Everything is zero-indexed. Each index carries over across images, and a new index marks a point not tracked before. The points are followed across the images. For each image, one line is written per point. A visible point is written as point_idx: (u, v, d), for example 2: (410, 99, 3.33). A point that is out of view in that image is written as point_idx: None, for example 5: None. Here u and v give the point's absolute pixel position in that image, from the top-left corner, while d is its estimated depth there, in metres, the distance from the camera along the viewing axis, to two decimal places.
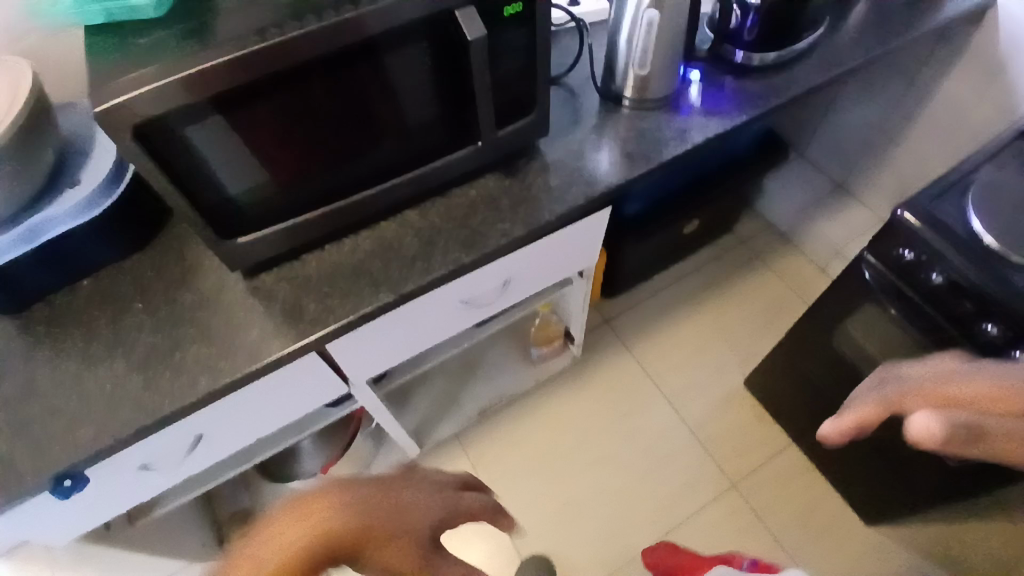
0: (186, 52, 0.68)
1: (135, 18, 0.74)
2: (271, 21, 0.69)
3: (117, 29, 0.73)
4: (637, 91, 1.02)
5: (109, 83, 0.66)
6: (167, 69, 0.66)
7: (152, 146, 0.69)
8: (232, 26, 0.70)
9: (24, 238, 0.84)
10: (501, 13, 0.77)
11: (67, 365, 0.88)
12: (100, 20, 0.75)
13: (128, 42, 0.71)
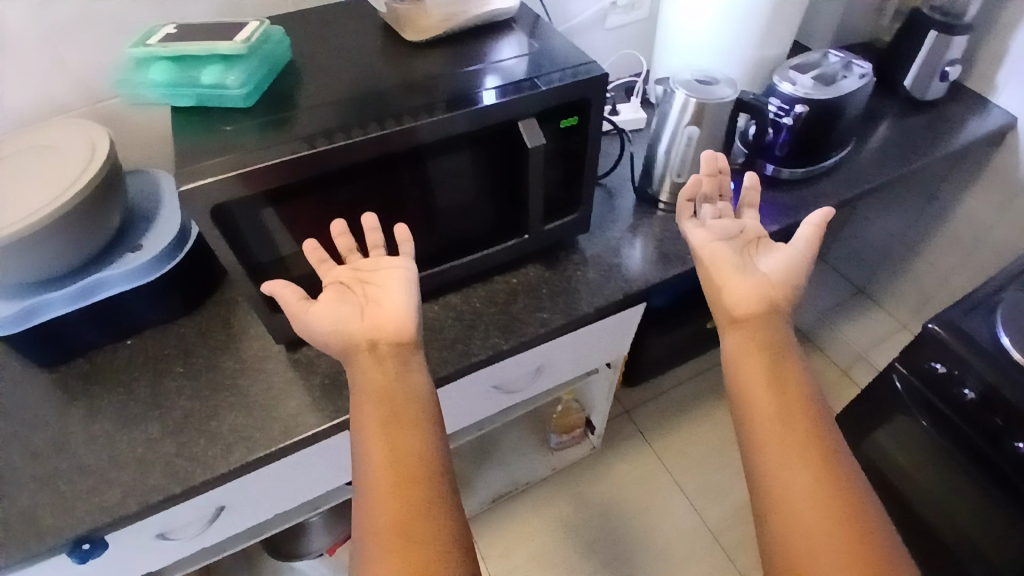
0: (269, 142, 0.74)
1: (226, 105, 0.77)
2: (350, 120, 0.76)
3: (206, 112, 0.78)
4: (672, 196, 1.07)
5: (196, 165, 0.71)
6: (252, 156, 0.72)
7: (226, 224, 0.74)
8: (313, 121, 0.76)
9: (76, 294, 0.87)
10: (558, 123, 0.84)
11: (101, 423, 0.89)
12: (190, 103, 0.78)
13: (213, 124, 0.77)
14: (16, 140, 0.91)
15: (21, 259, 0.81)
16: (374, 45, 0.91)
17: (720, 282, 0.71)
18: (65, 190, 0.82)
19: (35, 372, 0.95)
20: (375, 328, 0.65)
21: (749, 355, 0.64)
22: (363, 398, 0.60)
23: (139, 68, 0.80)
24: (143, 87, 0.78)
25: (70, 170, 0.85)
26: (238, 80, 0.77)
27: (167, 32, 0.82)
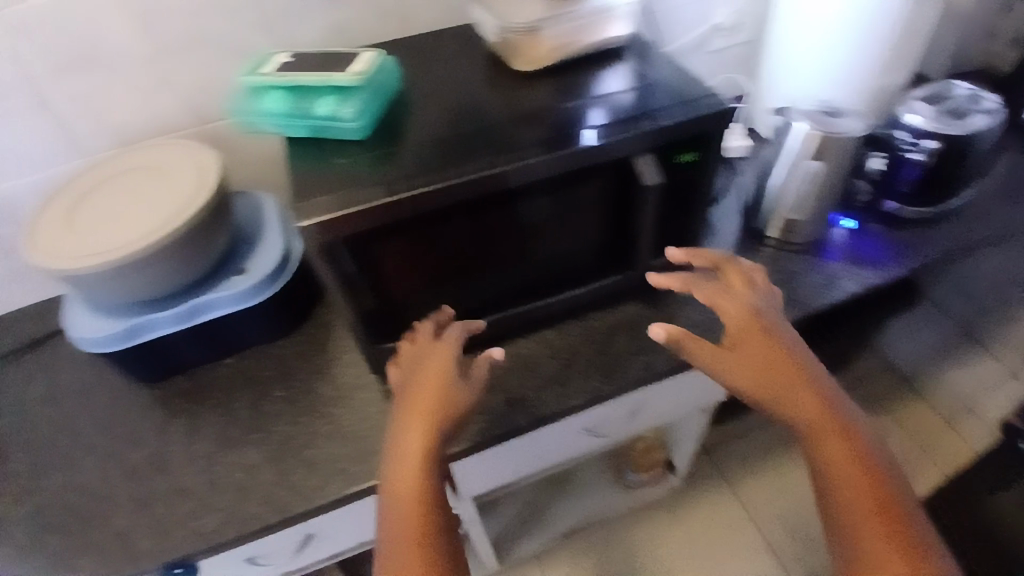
0: (385, 176, 0.73)
1: (339, 137, 0.77)
2: (465, 155, 0.75)
3: (320, 142, 0.78)
4: (783, 232, 1.02)
5: (314, 200, 0.71)
6: (369, 193, 0.71)
7: (337, 258, 0.73)
8: (428, 157, 0.75)
9: (181, 315, 0.89)
10: (676, 158, 0.80)
11: (199, 445, 0.90)
12: (304, 134, 0.78)
13: (328, 155, 0.76)
14: (131, 157, 0.93)
15: (134, 280, 0.82)
16: (483, 74, 0.89)
17: (732, 371, 0.72)
18: (178, 213, 0.83)
19: (138, 389, 0.97)
20: (435, 399, 0.69)
21: (822, 432, 0.66)
22: (406, 464, 0.65)
23: (253, 96, 0.79)
24: (257, 118, 0.78)
25: (183, 193, 0.86)
26: (351, 112, 0.76)
27: (280, 57, 0.81)
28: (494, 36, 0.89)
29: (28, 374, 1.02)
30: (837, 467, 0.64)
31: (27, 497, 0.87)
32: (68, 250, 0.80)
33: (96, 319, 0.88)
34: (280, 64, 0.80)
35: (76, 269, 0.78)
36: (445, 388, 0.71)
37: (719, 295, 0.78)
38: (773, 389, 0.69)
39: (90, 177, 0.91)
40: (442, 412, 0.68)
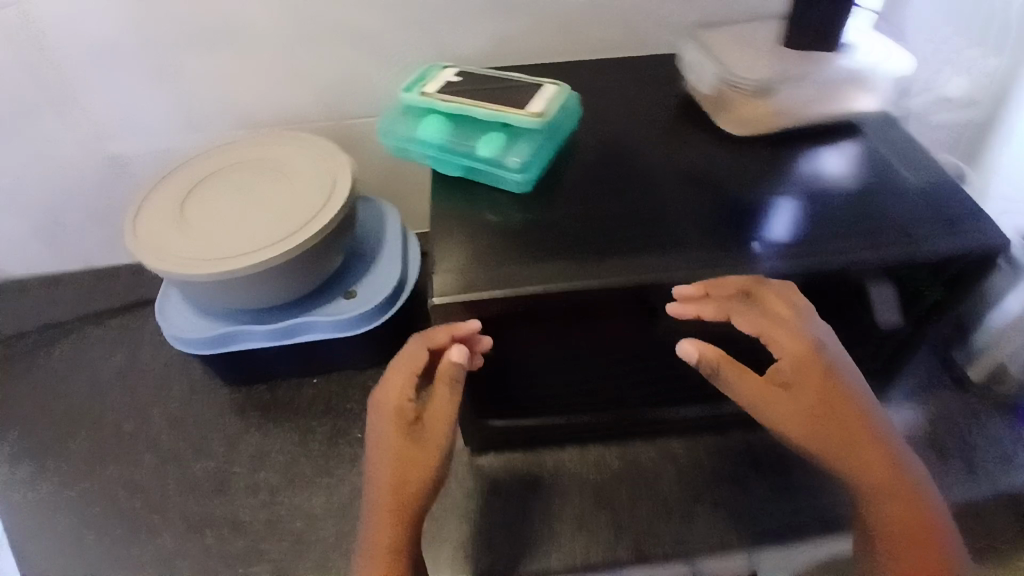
0: (547, 253, 0.59)
1: (495, 185, 0.65)
2: (649, 243, 0.60)
3: (474, 187, 0.65)
4: (990, 377, 0.84)
5: (454, 268, 0.59)
6: (521, 275, 0.57)
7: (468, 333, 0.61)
8: (599, 238, 0.60)
9: (278, 333, 0.80)
10: (913, 293, 0.61)
11: (264, 474, 0.81)
12: (455, 171, 0.66)
13: (481, 206, 0.64)
14: (260, 148, 0.85)
15: (239, 294, 0.74)
16: (673, 126, 0.73)
17: (784, 423, 0.56)
18: (297, 230, 0.73)
19: (215, 388, 0.90)
20: (405, 480, 0.55)
21: (886, 492, 0.55)
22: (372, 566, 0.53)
23: (410, 116, 0.69)
24: (408, 143, 0.67)
25: (305, 205, 0.76)
26: (520, 161, 0.63)
27: (449, 73, 0.70)
28: (706, 86, 0.73)
29: (114, 341, 0.97)
30: (898, 534, 0.55)
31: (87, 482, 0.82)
32: (172, 247, 0.71)
33: (191, 317, 0.81)
34: (448, 83, 0.68)
35: (176, 273, 0.70)
36: (410, 457, 0.56)
37: (768, 322, 0.57)
38: (833, 445, 0.55)
39: (213, 160, 0.83)
40: (411, 493, 0.55)
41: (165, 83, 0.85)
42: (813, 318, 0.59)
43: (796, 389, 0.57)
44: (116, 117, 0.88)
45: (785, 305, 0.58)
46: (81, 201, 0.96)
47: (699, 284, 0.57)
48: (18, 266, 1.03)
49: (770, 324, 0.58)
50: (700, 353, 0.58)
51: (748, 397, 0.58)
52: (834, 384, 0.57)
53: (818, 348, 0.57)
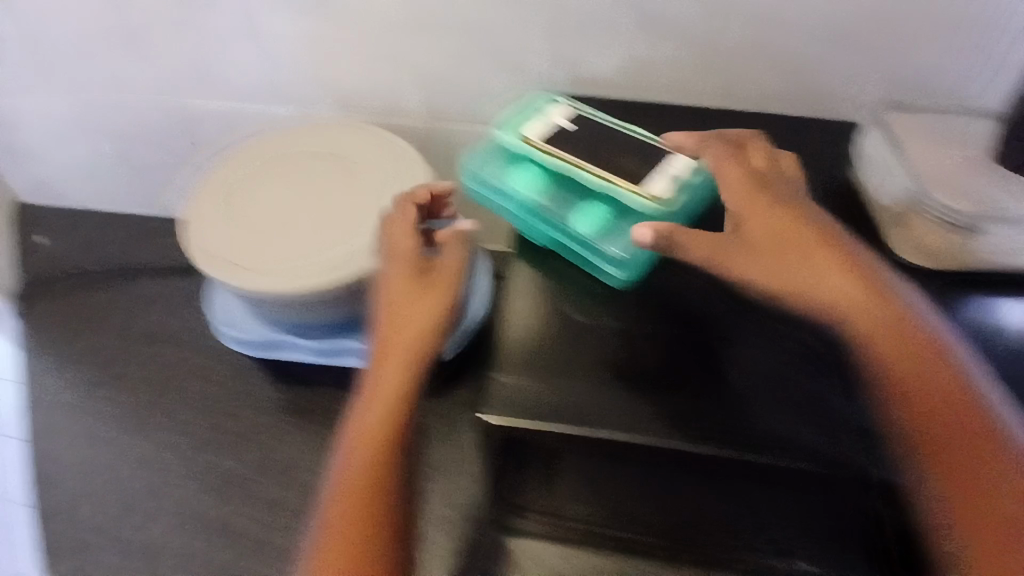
0: (615, 385, 0.50)
1: (586, 271, 0.56)
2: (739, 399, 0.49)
3: (560, 267, 0.57)
4: None
5: (518, 380, 0.50)
6: (596, 415, 0.49)
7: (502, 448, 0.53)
8: (681, 381, 0.50)
9: (320, 350, 0.76)
10: None
11: (279, 491, 0.78)
12: (542, 242, 0.58)
13: (560, 298, 0.55)
14: (335, 138, 0.75)
15: (282, 311, 0.71)
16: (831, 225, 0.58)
17: (760, 277, 0.49)
18: (352, 255, 0.66)
19: (251, 378, 0.86)
20: (411, 332, 0.54)
21: (882, 331, 0.47)
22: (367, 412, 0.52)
23: (506, 161, 0.60)
24: (499, 194, 0.58)
25: (366, 227, 0.68)
26: (626, 252, 0.54)
27: (564, 114, 0.59)
28: (893, 196, 0.57)
29: (168, 299, 0.95)
30: (917, 406, 0.45)
31: (112, 451, 0.82)
32: (223, 248, 0.67)
33: (242, 309, 0.78)
34: (558, 130, 0.58)
35: (218, 275, 0.65)
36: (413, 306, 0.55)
37: (729, 162, 0.55)
38: (819, 295, 0.48)
39: (284, 144, 0.75)
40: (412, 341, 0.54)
41: (248, 52, 0.77)
42: (792, 187, 0.54)
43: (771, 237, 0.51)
44: (195, 77, 0.81)
45: (762, 159, 0.56)
46: (155, 150, 0.92)
47: (684, 137, 0.57)
48: (90, 195, 1.02)
49: (731, 188, 0.53)
50: (657, 234, 0.50)
51: (708, 255, 0.50)
52: (805, 231, 0.50)
53: (796, 211, 0.52)
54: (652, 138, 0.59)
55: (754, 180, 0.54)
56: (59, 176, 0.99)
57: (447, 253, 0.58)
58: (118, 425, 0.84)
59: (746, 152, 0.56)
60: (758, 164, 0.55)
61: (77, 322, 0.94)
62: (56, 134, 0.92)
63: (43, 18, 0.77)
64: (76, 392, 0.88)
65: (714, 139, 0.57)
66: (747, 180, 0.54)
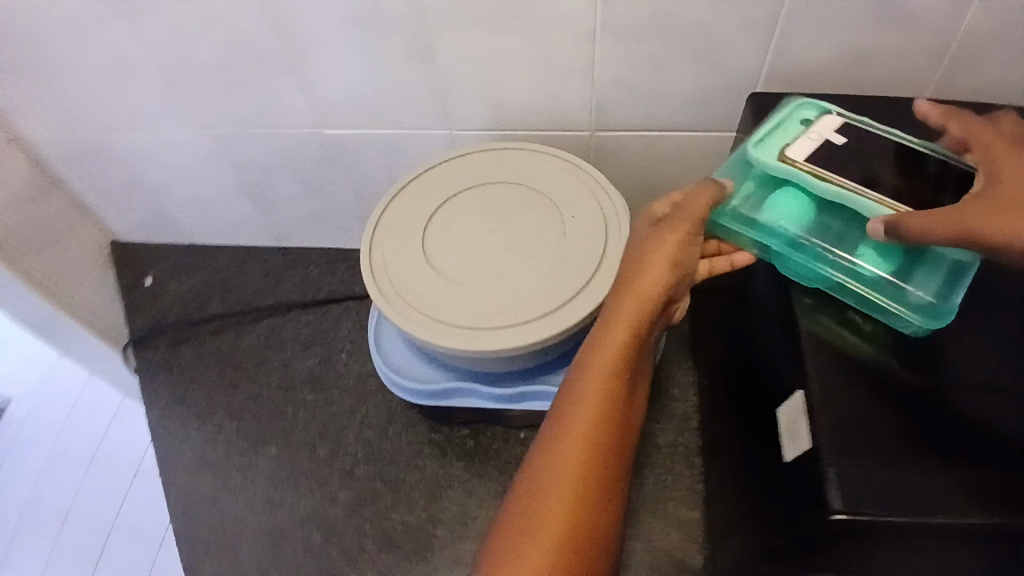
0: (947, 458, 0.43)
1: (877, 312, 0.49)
2: None
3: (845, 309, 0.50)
4: None
5: (865, 468, 0.43)
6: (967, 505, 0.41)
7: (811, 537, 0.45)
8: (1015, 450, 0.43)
9: (506, 396, 0.70)
10: None
11: (470, 546, 0.74)
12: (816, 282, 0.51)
13: (857, 347, 0.48)
14: (507, 168, 0.70)
15: (478, 359, 0.64)
16: None
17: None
18: (567, 301, 0.62)
19: (415, 419, 0.82)
20: (641, 289, 0.51)
21: None
22: (593, 369, 0.50)
23: (753, 182, 0.55)
24: (751, 226, 0.53)
25: (570, 265, 0.63)
26: (915, 295, 0.48)
27: (830, 126, 0.53)
28: None
29: (311, 337, 0.92)
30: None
31: (281, 508, 0.79)
32: (423, 303, 0.63)
33: (411, 356, 0.73)
34: (827, 146, 0.52)
35: (425, 336, 0.61)
36: (654, 255, 0.51)
37: (980, 136, 0.49)
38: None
39: (460, 172, 0.70)
40: (651, 291, 0.50)
41: (407, 71, 0.71)
42: None
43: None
44: (342, 102, 0.76)
45: (1013, 128, 0.49)
46: (291, 181, 0.88)
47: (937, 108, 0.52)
48: (217, 228, 0.99)
49: (1001, 166, 0.46)
50: (885, 225, 0.45)
51: (986, 223, 0.42)
52: None
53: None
54: (932, 149, 0.52)
55: (1005, 150, 0.47)
56: (186, 212, 0.96)
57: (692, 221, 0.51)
58: (280, 479, 0.81)
59: (994, 123, 0.50)
60: (1010, 131, 0.49)
61: (218, 369, 0.91)
62: (187, 168, 0.88)
63: (181, 48, 0.72)
64: (233, 445, 0.84)
65: (958, 112, 0.51)
66: (993, 153, 0.47)
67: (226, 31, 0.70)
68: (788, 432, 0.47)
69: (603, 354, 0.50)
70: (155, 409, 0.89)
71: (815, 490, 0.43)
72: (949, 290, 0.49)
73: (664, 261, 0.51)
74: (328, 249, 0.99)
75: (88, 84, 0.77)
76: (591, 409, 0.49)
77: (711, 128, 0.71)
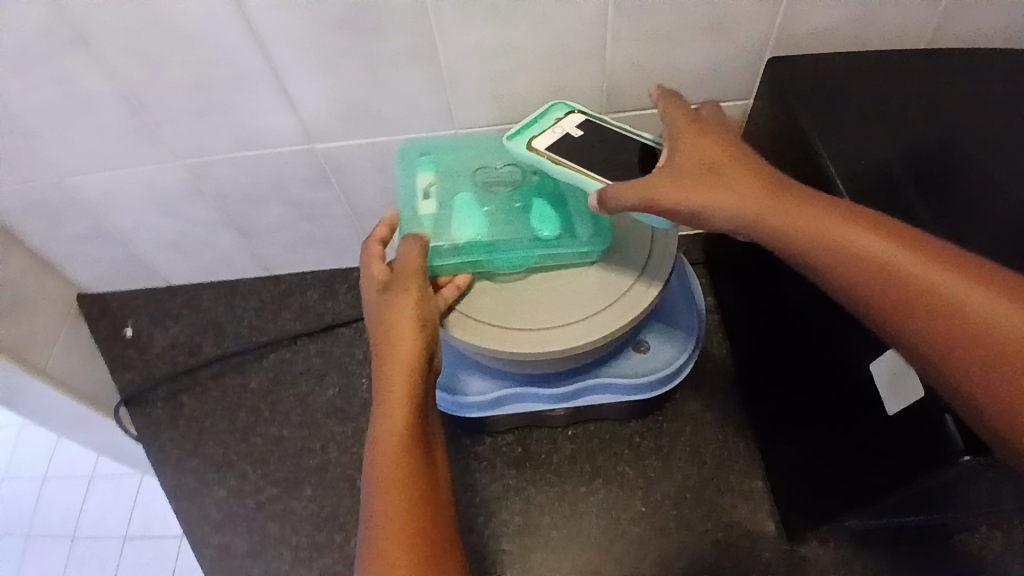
0: None
1: (579, 255, 0.60)
2: None
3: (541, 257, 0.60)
4: None
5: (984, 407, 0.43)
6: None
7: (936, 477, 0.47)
8: None
9: (562, 395, 0.69)
10: None
11: (540, 555, 0.71)
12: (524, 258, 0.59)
13: None
14: None
15: (540, 364, 0.62)
16: None
17: (720, 208, 0.46)
18: (607, 305, 0.58)
19: (455, 437, 0.78)
20: (401, 345, 0.52)
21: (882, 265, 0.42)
22: (382, 456, 0.49)
23: (434, 219, 0.61)
24: (456, 249, 0.59)
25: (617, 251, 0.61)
26: (585, 235, 0.60)
27: (568, 121, 0.60)
28: None
29: (322, 366, 0.86)
30: (956, 325, 0.41)
31: (333, 551, 0.75)
32: (469, 306, 0.59)
33: (454, 369, 0.70)
34: (566, 138, 0.59)
35: (485, 348, 0.57)
36: (398, 328, 0.52)
37: (682, 117, 0.52)
38: (792, 216, 0.45)
39: None
40: (407, 359, 0.51)
41: (408, 73, 0.66)
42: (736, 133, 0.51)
43: (719, 170, 0.48)
44: (335, 116, 0.70)
45: (706, 112, 0.53)
46: (279, 205, 0.82)
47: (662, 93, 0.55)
48: (196, 267, 0.91)
49: (685, 138, 0.51)
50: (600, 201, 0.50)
51: (661, 195, 0.47)
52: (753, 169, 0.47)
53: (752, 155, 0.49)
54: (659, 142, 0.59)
55: (690, 131, 0.51)
56: (161, 252, 0.88)
57: (414, 276, 0.55)
58: (324, 521, 0.76)
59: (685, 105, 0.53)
60: (704, 115, 0.53)
61: (226, 416, 0.84)
62: (161, 205, 0.81)
63: (146, 75, 0.65)
64: (262, 493, 0.79)
65: (666, 94, 0.54)
66: (682, 130, 0.51)
67: (202, 50, 0.63)
68: (889, 385, 0.48)
69: (387, 437, 0.50)
70: (164, 472, 0.82)
71: (941, 439, 0.44)
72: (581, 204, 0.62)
73: (413, 320, 0.53)
74: (323, 271, 0.94)
75: (39, 127, 0.69)
76: (395, 493, 0.48)
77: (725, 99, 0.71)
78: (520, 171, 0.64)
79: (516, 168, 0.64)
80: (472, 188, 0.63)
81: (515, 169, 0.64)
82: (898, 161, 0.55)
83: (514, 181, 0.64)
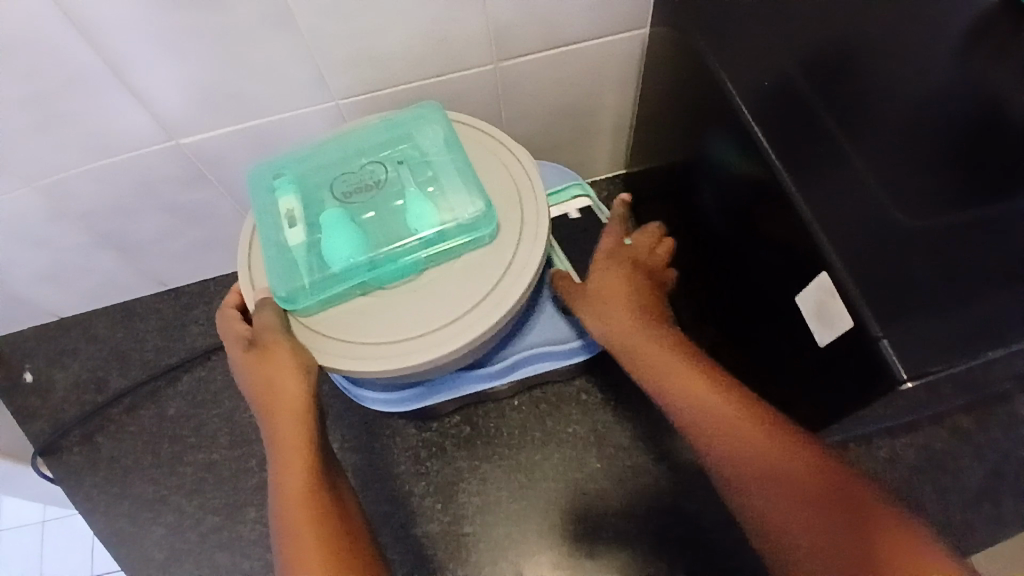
0: (974, 284, 0.43)
1: (467, 244, 0.53)
2: None
3: (427, 260, 0.53)
4: None
5: (915, 320, 0.42)
6: (1014, 318, 0.42)
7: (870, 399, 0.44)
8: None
9: (498, 371, 0.65)
10: None
11: (503, 529, 0.70)
12: (407, 268, 0.52)
13: (867, 204, 0.45)
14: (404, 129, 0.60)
15: None
16: None
17: (599, 330, 0.53)
18: (504, 272, 0.52)
19: (399, 426, 0.74)
20: (288, 400, 0.50)
21: (699, 401, 0.47)
22: (289, 509, 0.47)
23: (301, 255, 0.53)
24: (329, 280, 0.52)
25: (515, 215, 0.55)
26: (468, 214, 0.53)
27: (574, 203, 0.69)
28: None
29: None
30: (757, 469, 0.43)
31: None
32: (341, 331, 0.52)
33: None
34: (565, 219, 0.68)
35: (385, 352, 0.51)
36: (280, 382, 0.50)
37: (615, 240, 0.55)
38: (651, 357, 0.50)
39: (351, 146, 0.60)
40: (297, 408, 0.50)
41: (265, 42, 0.57)
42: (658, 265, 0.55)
43: (610, 297, 0.52)
44: (194, 104, 0.62)
45: (644, 240, 0.55)
46: (154, 214, 0.74)
47: (619, 209, 0.56)
48: (84, 295, 0.83)
49: (609, 259, 0.54)
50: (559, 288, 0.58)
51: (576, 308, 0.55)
52: (639, 297, 0.52)
53: (658, 302, 0.53)
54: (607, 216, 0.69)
55: (616, 259, 0.54)
56: (39, 286, 0.79)
57: (274, 326, 0.51)
58: None
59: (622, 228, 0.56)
60: (638, 247, 0.55)
61: (150, 449, 0.78)
62: (20, 237, 0.71)
63: None
64: (205, 520, 0.74)
65: (616, 211, 0.56)
66: (609, 253, 0.55)
67: (12, 57, 0.53)
68: (819, 317, 0.46)
69: (289, 488, 0.48)
70: (94, 519, 0.76)
71: (877, 363, 0.42)
72: (457, 187, 0.55)
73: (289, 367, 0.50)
74: (224, 275, 0.86)
75: None
76: (311, 540, 0.46)
77: (621, 26, 0.65)
78: (386, 166, 0.57)
79: (379, 165, 0.57)
80: (337, 201, 0.56)
81: (378, 166, 0.57)
82: (804, 72, 0.50)
83: (381, 180, 0.56)
